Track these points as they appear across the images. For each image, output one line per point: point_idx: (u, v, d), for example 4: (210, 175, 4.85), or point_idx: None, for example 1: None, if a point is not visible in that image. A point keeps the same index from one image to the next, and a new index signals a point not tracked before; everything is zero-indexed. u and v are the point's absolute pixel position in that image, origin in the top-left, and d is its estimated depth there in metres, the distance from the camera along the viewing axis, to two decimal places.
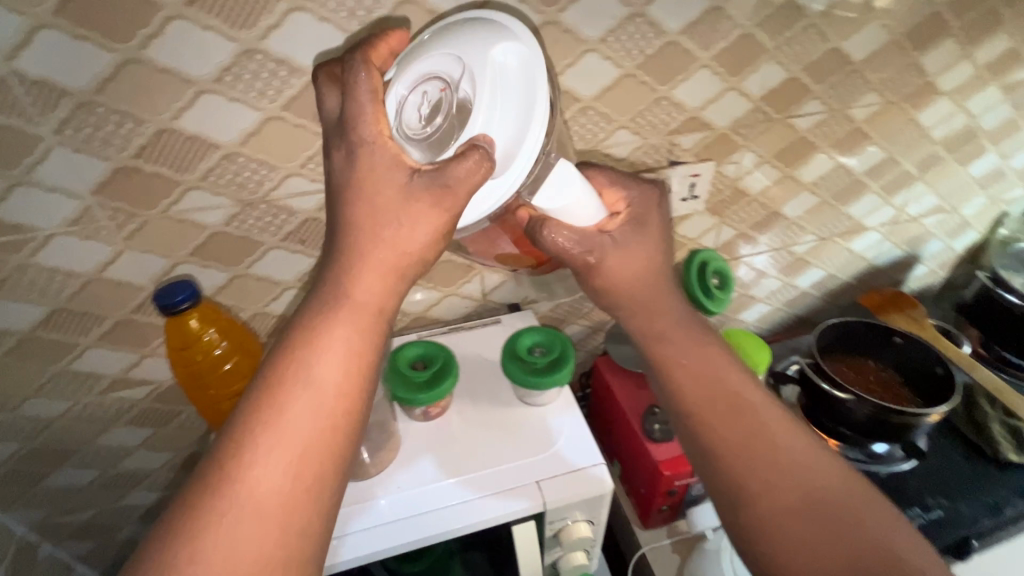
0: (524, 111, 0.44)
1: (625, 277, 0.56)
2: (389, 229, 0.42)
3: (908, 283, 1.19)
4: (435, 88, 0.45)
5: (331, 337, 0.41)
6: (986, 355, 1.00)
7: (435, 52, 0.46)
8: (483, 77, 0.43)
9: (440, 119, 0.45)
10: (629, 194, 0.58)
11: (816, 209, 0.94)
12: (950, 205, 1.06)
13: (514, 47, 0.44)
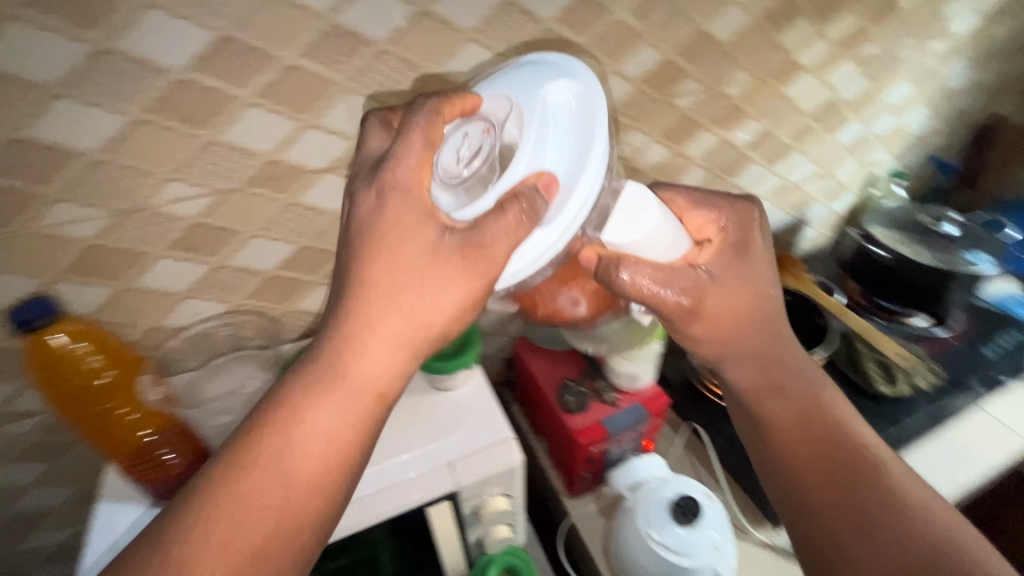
0: (577, 150, 0.46)
1: (728, 312, 0.63)
2: (406, 291, 0.47)
3: (801, 244, 1.30)
4: (479, 132, 0.50)
5: (319, 412, 0.45)
6: (863, 305, 1.11)
7: (492, 98, 0.50)
8: (530, 123, 0.46)
9: (480, 160, 0.49)
10: (718, 221, 0.64)
11: (707, 182, 1.01)
12: (826, 171, 1.17)
13: (576, 101, 0.47)
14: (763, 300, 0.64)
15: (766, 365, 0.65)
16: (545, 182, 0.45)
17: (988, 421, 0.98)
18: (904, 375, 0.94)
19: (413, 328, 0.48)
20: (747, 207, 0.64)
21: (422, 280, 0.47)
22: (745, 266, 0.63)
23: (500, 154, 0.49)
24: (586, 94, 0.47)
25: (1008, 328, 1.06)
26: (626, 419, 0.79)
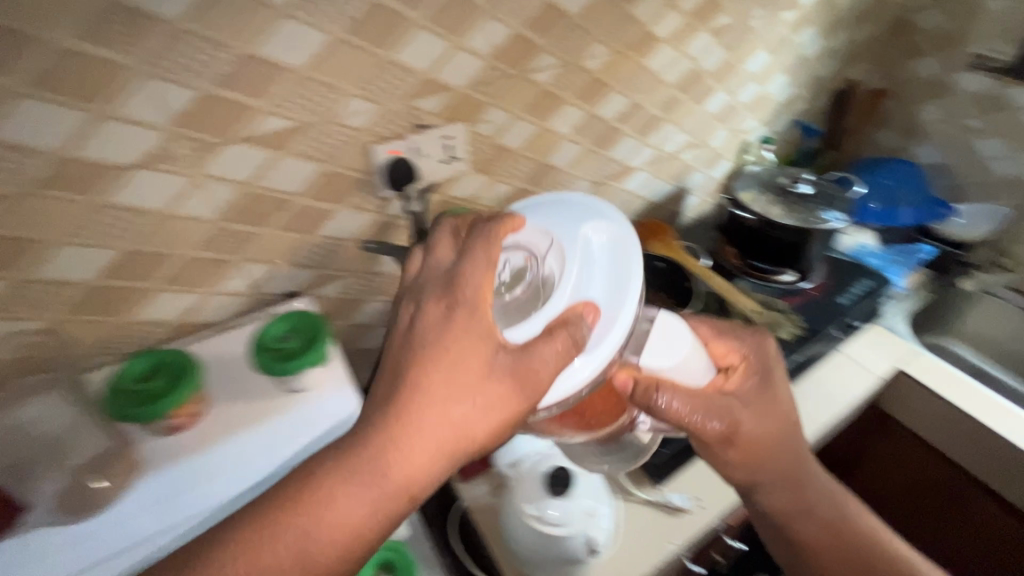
0: (620, 290, 0.51)
1: (759, 435, 0.69)
2: (458, 405, 0.50)
3: (686, 212, 1.36)
4: (520, 258, 0.55)
5: (350, 496, 0.48)
6: (739, 266, 1.17)
7: (533, 227, 0.56)
8: (572, 256, 0.52)
9: (521, 287, 0.54)
10: (741, 352, 0.71)
11: (581, 157, 1.02)
12: (700, 140, 1.21)
13: (609, 235, 0.53)
14: (786, 432, 0.70)
15: (789, 482, 0.70)
16: (588, 312, 0.50)
17: (844, 361, 1.09)
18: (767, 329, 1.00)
19: (455, 437, 0.51)
20: (766, 342, 0.73)
21: (476, 396, 0.50)
22: (767, 394, 0.70)
23: (541, 279, 0.53)
24: (619, 231, 0.54)
25: (860, 276, 1.16)
26: None
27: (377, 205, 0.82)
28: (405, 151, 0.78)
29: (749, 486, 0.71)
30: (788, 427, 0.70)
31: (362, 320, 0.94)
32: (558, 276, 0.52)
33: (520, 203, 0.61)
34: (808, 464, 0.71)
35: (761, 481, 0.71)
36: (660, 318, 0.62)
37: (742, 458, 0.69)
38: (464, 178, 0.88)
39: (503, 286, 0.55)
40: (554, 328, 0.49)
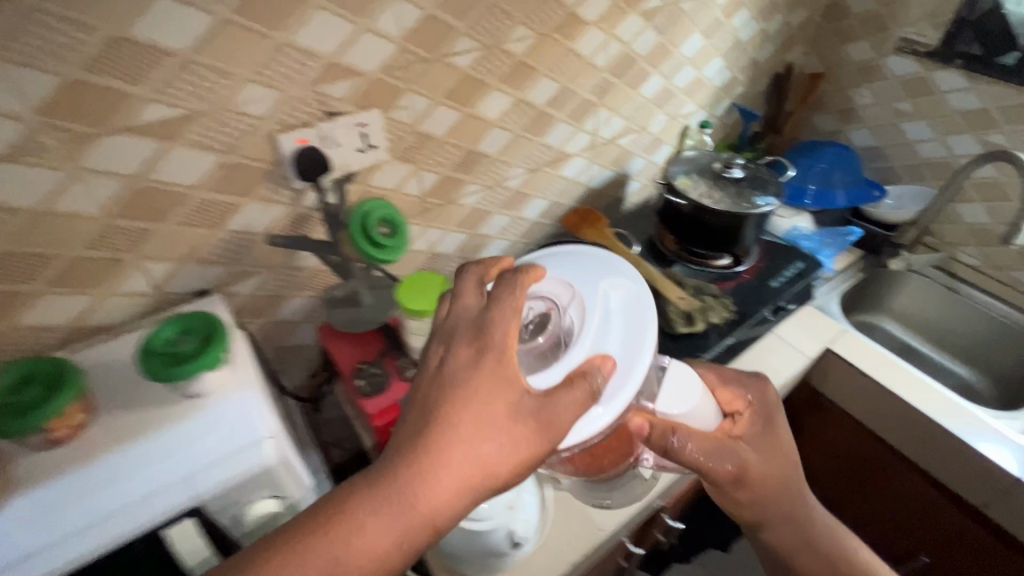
0: (636, 343, 0.55)
1: (767, 479, 0.70)
2: (488, 439, 0.47)
3: (628, 198, 1.35)
4: (544, 306, 0.59)
5: (371, 524, 0.45)
6: (678, 253, 1.19)
7: (555, 281, 0.61)
8: (593, 311, 0.57)
9: (545, 333, 0.56)
10: (746, 398, 0.72)
11: (512, 144, 1.00)
12: (637, 125, 1.21)
13: (626, 297, 0.59)
14: (789, 478, 0.72)
15: (792, 524, 0.73)
16: (607, 365, 0.52)
17: (775, 342, 1.12)
18: (700, 313, 1.02)
19: (483, 475, 0.47)
20: (767, 387, 0.74)
21: (501, 435, 0.48)
22: (772, 441, 0.70)
23: (562, 329, 0.56)
24: (636, 292, 0.60)
25: (792, 259, 1.18)
26: None
27: (289, 197, 0.78)
28: (314, 140, 0.74)
29: (757, 524, 0.74)
30: (789, 471, 0.72)
31: (286, 316, 0.90)
32: (578, 329, 0.56)
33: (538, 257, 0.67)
34: (809, 506, 0.74)
35: (767, 520, 0.73)
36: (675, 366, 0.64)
37: (749, 497, 0.70)
38: (385, 167, 0.85)
39: (527, 332, 0.57)
40: (574, 377, 0.49)
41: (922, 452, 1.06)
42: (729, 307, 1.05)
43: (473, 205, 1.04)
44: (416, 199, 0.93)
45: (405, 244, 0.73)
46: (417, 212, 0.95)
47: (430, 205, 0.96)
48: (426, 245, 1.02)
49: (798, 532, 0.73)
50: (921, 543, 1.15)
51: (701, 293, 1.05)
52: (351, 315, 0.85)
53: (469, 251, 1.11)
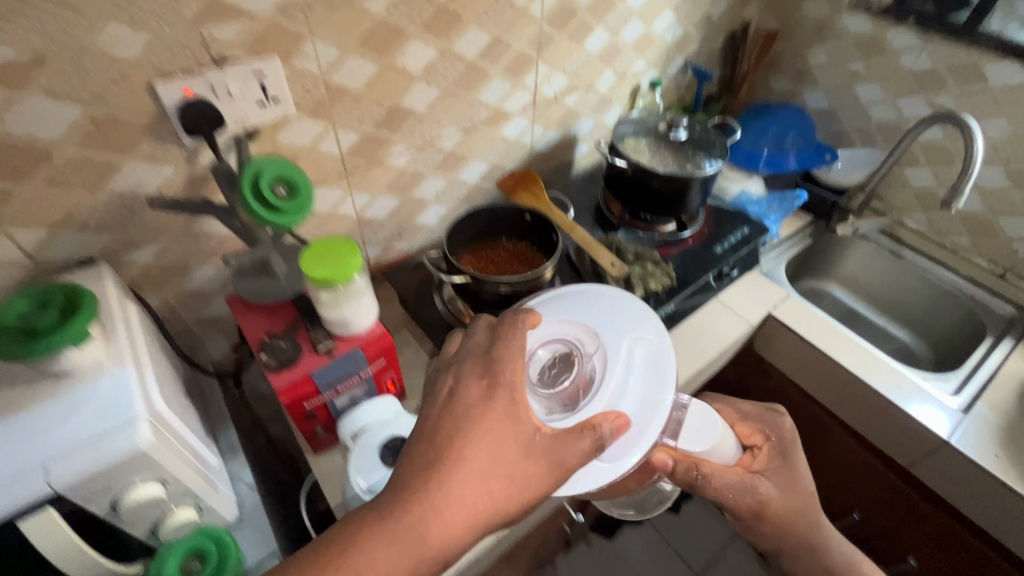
0: (652, 397, 0.58)
1: (785, 514, 0.73)
2: (499, 475, 0.50)
3: (577, 161, 1.31)
4: (566, 350, 0.62)
5: (384, 560, 0.46)
6: (623, 218, 1.15)
7: (578, 324, 0.63)
8: (615, 360, 0.60)
9: (567, 379, 0.60)
10: (765, 434, 0.77)
11: (442, 101, 0.93)
12: (583, 83, 1.14)
13: (648, 348, 0.61)
14: (807, 511, 0.74)
15: (811, 551, 0.75)
16: (620, 422, 0.54)
17: (720, 309, 1.09)
18: (639, 279, 0.98)
19: (495, 507, 0.50)
20: (780, 421, 0.78)
21: (515, 471, 0.51)
22: (790, 479, 0.74)
23: (583, 376, 0.60)
24: (657, 342, 0.62)
25: (738, 225, 1.16)
26: (337, 371, 0.73)
27: (181, 156, 0.71)
28: (201, 91, 0.66)
29: (774, 551, 0.78)
30: (803, 505, 0.74)
31: (196, 287, 0.84)
32: (600, 378, 0.59)
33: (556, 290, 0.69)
34: (827, 536, 0.75)
35: (785, 550, 0.76)
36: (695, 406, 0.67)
37: (770, 529, 0.74)
38: (293, 123, 0.78)
39: (549, 376, 0.61)
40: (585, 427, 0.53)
41: (855, 415, 1.07)
42: (670, 274, 1.02)
43: (404, 167, 0.97)
44: (335, 160, 0.86)
45: (307, 201, 0.67)
46: (337, 174, 0.89)
47: (352, 166, 0.90)
48: (353, 209, 0.96)
49: (816, 561, 0.75)
50: (853, 500, 1.18)
51: (641, 259, 1.01)
52: (263, 286, 0.79)
53: (403, 217, 1.05)
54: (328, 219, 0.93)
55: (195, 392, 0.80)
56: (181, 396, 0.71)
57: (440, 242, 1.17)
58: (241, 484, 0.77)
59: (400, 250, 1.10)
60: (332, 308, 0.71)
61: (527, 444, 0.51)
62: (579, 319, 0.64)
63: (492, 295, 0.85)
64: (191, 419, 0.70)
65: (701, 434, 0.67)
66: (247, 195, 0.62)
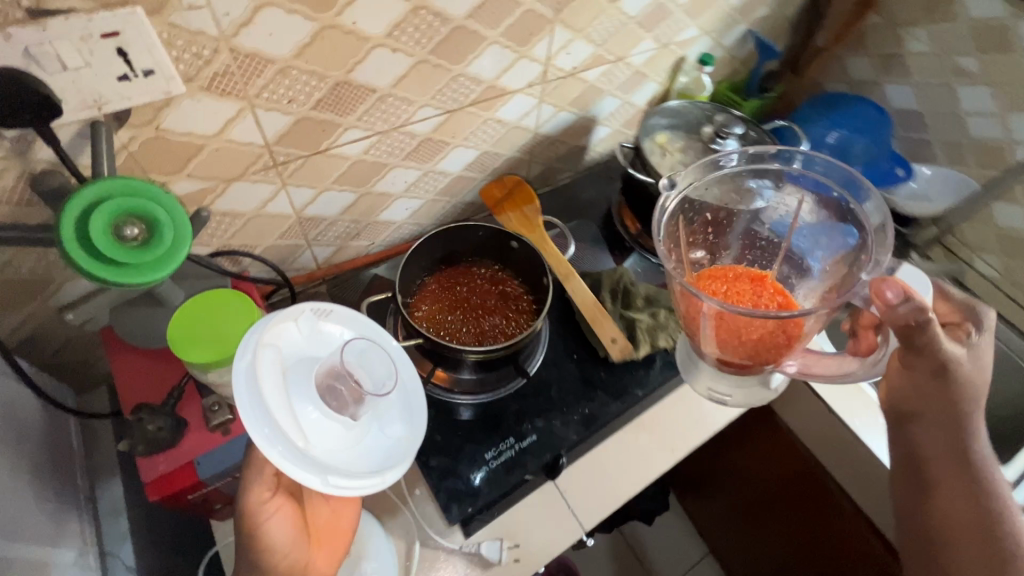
0: (287, 402, 0.49)
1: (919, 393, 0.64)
2: (263, 534, 0.53)
3: (593, 145, 1.04)
4: (330, 406, 0.52)
5: None
6: (633, 238, 0.92)
7: (291, 414, 0.49)
8: (280, 372, 0.50)
9: (342, 422, 0.52)
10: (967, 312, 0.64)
11: (415, 73, 0.67)
12: (612, 54, 0.87)
13: (243, 369, 0.48)
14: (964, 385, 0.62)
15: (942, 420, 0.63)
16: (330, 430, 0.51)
17: None
18: (647, 334, 0.77)
19: (298, 543, 0.54)
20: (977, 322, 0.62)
21: (264, 521, 0.53)
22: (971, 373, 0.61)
23: (330, 408, 0.52)
24: (233, 380, 0.47)
25: None
26: (228, 457, 0.56)
27: (2, 147, 0.48)
28: (17, 59, 0.43)
29: (912, 414, 0.65)
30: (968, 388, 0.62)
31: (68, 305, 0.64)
32: (302, 424, 0.49)
33: (259, 366, 0.48)
34: (974, 414, 0.63)
35: (923, 412, 0.64)
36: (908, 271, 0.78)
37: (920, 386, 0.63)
38: (186, 103, 0.54)
39: (347, 405, 0.53)
40: (359, 451, 0.53)
41: (873, 502, 0.90)
42: None
43: (361, 157, 0.73)
44: (256, 149, 0.63)
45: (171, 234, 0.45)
46: (263, 166, 0.65)
47: (284, 156, 0.66)
48: (289, 206, 0.73)
49: (954, 429, 0.63)
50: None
51: (653, 306, 0.80)
52: (145, 322, 0.59)
53: (360, 213, 0.82)
54: (255, 220, 0.71)
55: (62, 444, 0.63)
56: (24, 469, 0.54)
57: (410, 240, 0.94)
58: (118, 563, 0.62)
59: (356, 249, 0.88)
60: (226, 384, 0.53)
61: (253, 503, 0.52)
62: (296, 467, 0.47)
63: (453, 356, 0.66)
64: (37, 499, 0.54)
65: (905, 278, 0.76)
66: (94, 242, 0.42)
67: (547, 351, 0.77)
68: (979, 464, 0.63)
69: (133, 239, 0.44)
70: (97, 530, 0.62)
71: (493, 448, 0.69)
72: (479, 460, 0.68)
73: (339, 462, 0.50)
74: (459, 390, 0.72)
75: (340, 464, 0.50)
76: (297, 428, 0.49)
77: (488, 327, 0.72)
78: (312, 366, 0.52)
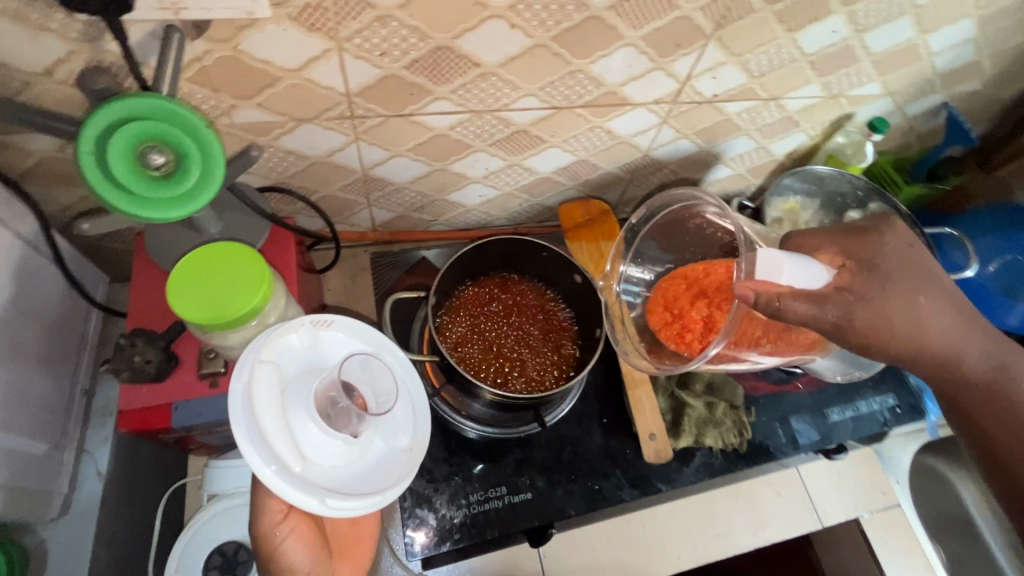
0: (284, 424, 0.47)
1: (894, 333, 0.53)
2: (284, 556, 0.50)
3: (706, 183, 0.90)
4: (330, 419, 0.48)
5: None
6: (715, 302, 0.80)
7: (291, 433, 0.46)
8: (279, 393, 0.48)
9: (344, 434, 0.48)
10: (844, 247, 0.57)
11: (529, 56, 0.58)
12: (766, 91, 0.72)
13: (240, 391, 0.46)
14: (916, 298, 0.54)
15: (959, 315, 0.56)
16: (332, 446, 0.48)
17: (794, 489, 0.74)
18: (694, 426, 0.67)
19: (317, 562, 0.52)
20: (869, 245, 0.57)
21: (282, 541, 0.50)
22: (868, 303, 0.52)
23: (331, 423, 0.48)
24: (230, 406, 0.46)
25: (878, 390, 0.77)
26: (209, 412, 0.53)
27: (73, 30, 0.44)
28: None
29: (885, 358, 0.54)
30: (931, 289, 0.56)
31: None
32: (302, 442, 0.47)
33: (257, 389, 0.47)
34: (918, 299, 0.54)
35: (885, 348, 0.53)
36: (767, 251, 0.50)
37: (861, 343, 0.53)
38: (268, 28, 0.48)
39: (350, 418, 0.49)
40: (360, 471, 0.49)
41: None
42: (742, 432, 0.69)
43: (444, 131, 0.66)
44: (336, 96, 0.57)
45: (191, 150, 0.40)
46: (338, 115, 0.60)
47: (362, 110, 0.60)
48: (356, 161, 0.67)
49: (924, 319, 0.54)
50: None
51: (712, 396, 0.69)
52: (174, 241, 0.56)
53: (430, 187, 0.75)
54: (318, 165, 0.66)
55: (76, 334, 0.62)
56: (26, 353, 0.54)
57: (475, 228, 0.87)
58: (89, 464, 0.62)
59: (416, 221, 0.82)
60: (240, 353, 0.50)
61: (267, 522, 0.50)
62: (293, 490, 0.44)
63: (472, 386, 0.61)
64: (27, 385, 0.54)
65: (791, 277, 0.50)
66: (128, 173, 0.38)
67: (575, 402, 0.69)
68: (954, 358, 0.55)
69: (159, 167, 0.39)
70: (82, 426, 0.63)
71: (480, 493, 0.63)
72: (462, 504, 0.62)
73: (340, 483, 0.47)
74: (466, 414, 0.65)
75: (338, 484, 0.47)
76: (293, 448, 0.46)
77: (521, 364, 0.68)
78: (312, 379, 0.48)
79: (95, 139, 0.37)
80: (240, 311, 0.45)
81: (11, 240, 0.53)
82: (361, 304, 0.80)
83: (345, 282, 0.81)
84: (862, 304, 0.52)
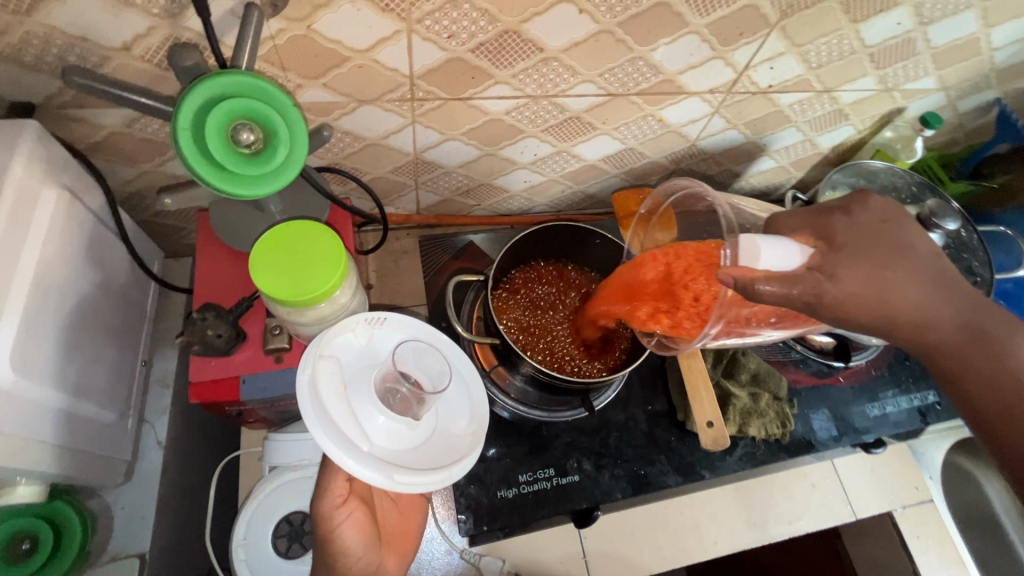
0: (349, 409, 0.47)
1: (865, 307, 0.47)
2: (338, 539, 0.52)
3: (748, 174, 0.90)
4: (394, 403, 0.49)
5: None
6: None
7: (357, 418, 0.47)
8: (344, 383, 0.48)
9: (408, 416, 0.49)
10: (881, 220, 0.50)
11: (592, 42, 0.58)
12: (821, 82, 0.72)
13: (305, 381, 0.46)
14: (884, 276, 0.48)
15: (937, 285, 0.49)
16: (398, 428, 0.48)
17: (830, 484, 0.75)
18: (738, 415, 0.68)
19: (369, 547, 0.53)
20: (830, 221, 0.50)
21: (338, 525, 0.52)
22: (831, 285, 0.46)
23: (397, 407, 0.49)
24: (299, 395, 0.46)
25: (918, 387, 0.77)
26: (274, 388, 0.54)
27: (156, 5, 0.45)
28: None
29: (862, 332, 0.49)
30: (904, 263, 0.49)
31: (177, 175, 0.63)
32: (365, 424, 0.47)
33: (322, 379, 0.47)
34: (892, 267, 0.48)
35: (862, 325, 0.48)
36: (744, 236, 0.46)
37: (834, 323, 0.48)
38: (344, 8, 0.48)
39: (413, 401, 0.50)
40: (427, 449, 0.49)
41: None
42: (785, 423, 0.70)
43: (500, 116, 0.66)
44: (400, 78, 0.57)
45: (279, 125, 0.40)
46: (399, 97, 0.60)
47: (423, 93, 0.60)
48: (410, 144, 0.67)
49: (902, 287, 0.48)
50: None
51: (757, 386, 0.70)
52: (239, 219, 0.57)
53: (478, 172, 0.76)
54: (374, 146, 0.66)
55: (138, 307, 0.64)
56: (97, 324, 0.55)
57: (515, 213, 0.87)
58: (150, 433, 0.64)
59: (460, 205, 0.82)
60: (312, 330, 0.52)
61: (327, 506, 0.51)
62: (359, 467, 0.44)
63: (520, 366, 0.63)
64: (96, 354, 0.55)
65: (775, 263, 0.46)
66: (221, 143, 0.38)
67: (620, 389, 0.71)
68: (929, 328, 0.49)
69: (250, 145, 0.40)
70: (142, 395, 0.64)
71: (527, 474, 0.64)
72: (511, 486, 0.64)
73: (408, 460, 0.47)
74: (512, 393, 0.67)
75: (406, 462, 0.46)
76: (357, 431, 0.46)
77: (567, 347, 0.69)
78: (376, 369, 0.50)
79: (194, 110, 0.38)
80: (315, 292, 0.46)
81: (83, 214, 0.54)
82: (405, 285, 0.81)
83: (388, 263, 0.82)
84: (831, 283, 0.47)
